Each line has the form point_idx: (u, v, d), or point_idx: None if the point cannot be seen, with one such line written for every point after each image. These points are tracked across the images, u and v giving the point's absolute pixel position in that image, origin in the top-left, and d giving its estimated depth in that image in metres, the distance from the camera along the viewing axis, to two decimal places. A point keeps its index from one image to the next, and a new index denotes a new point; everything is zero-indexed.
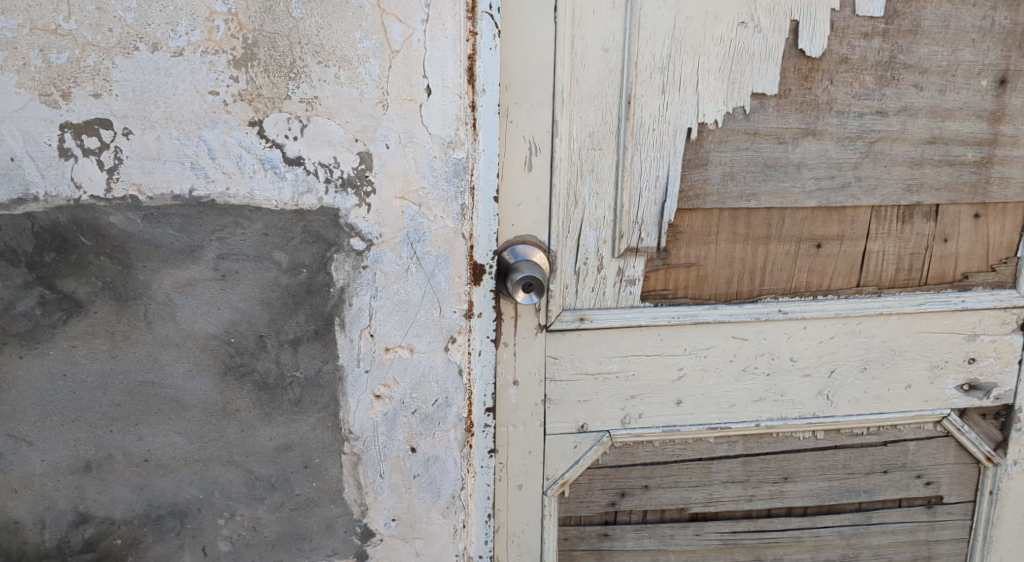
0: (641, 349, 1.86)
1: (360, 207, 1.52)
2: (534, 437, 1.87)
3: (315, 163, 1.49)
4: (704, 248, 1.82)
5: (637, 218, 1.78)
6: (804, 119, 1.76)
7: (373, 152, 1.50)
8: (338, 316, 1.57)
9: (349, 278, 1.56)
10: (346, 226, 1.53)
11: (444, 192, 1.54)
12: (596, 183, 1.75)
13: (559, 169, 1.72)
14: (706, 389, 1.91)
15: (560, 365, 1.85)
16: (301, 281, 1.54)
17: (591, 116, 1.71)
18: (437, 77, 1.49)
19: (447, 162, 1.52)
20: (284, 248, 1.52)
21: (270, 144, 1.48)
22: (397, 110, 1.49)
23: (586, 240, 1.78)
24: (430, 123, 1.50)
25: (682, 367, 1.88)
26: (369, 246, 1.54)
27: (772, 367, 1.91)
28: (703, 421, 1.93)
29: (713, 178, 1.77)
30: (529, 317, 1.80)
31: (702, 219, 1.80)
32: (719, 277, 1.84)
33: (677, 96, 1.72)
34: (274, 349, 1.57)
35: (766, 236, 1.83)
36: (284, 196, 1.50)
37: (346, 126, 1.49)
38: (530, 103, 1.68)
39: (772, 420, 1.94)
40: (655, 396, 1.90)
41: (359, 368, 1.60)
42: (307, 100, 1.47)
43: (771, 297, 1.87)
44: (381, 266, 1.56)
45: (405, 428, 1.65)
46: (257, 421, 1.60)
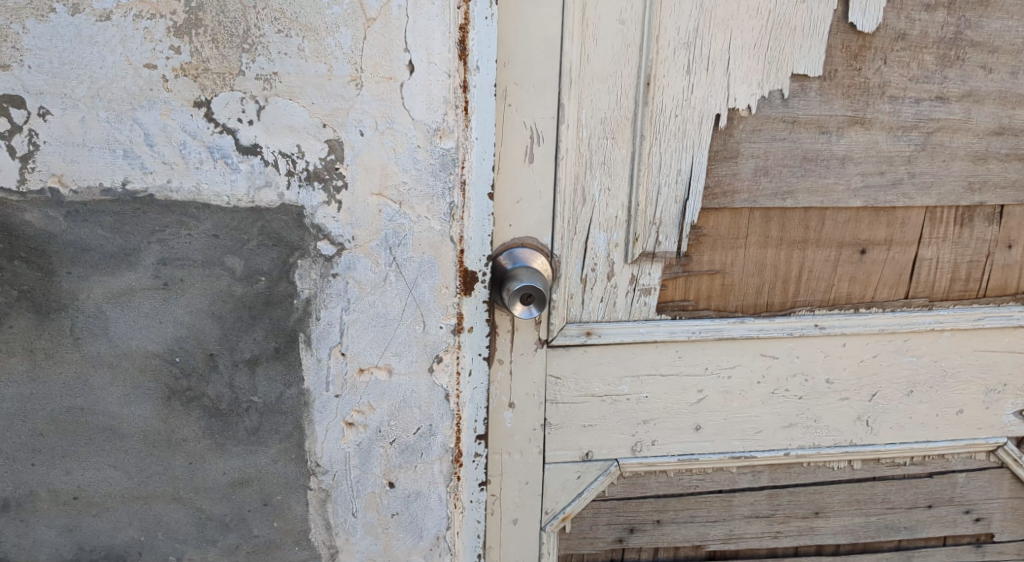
0: (656, 368, 1.63)
1: (329, 205, 1.29)
2: (531, 467, 1.64)
3: (275, 152, 1.25)
4: (731, 253, 1.58)
5: (655, 218, 1.54)
6: (851, 105, 1.51)
7: (344, 140, 1.27)
8: (303, 332, 1.35)
9: (317, 288, 1.33)
10: (312, 227, 1.30)
11: (429, 187, 1.31)
12: (607, 177, 1.51)
13: (564, 160, 1.48)
14: (729, 413, 1.67)
15: (563, 385, 1.61)
16: (259, 291, 1.31)
17: (604, 99, 1.46)
18: (421, 50, 1.25)
19: (433, 154, 1.30)
20: (238, 252, 1.29)
21: (220, 129, 1.23)
22: (372, 90, 1.25)
23: (595, 243, 1.54)
24: (414, 105, 1.27)
25: (703, 388, 1.65)
26: (340, 251, 1.32)
27: (806, 390, 1.67)
28: (725, 449, 1.69)
29: (744, 172, 1.53)
30: (528, 331, 1.56)
31: (730, 219, 1.56)
32: (747, 286, 1.61)
33: (705, 77, 1.47)
34: (227, 370, 1.34)
35: (803, 241, 1.59)
36: (237, 191, 1.26)
37: (311, 108, 1.24)
38: (531, 84, 1.44)
39: (803, 448, 1.71)
40: (671, 421, 1.66)
41: (328, 393, 1.38)
42: (265, 77, 1.22)
43: (806, 309, 1.63)
44: (353, 274, 1.33)
45: (382, 461, 1.43)
46: (207, 452, 1.37)
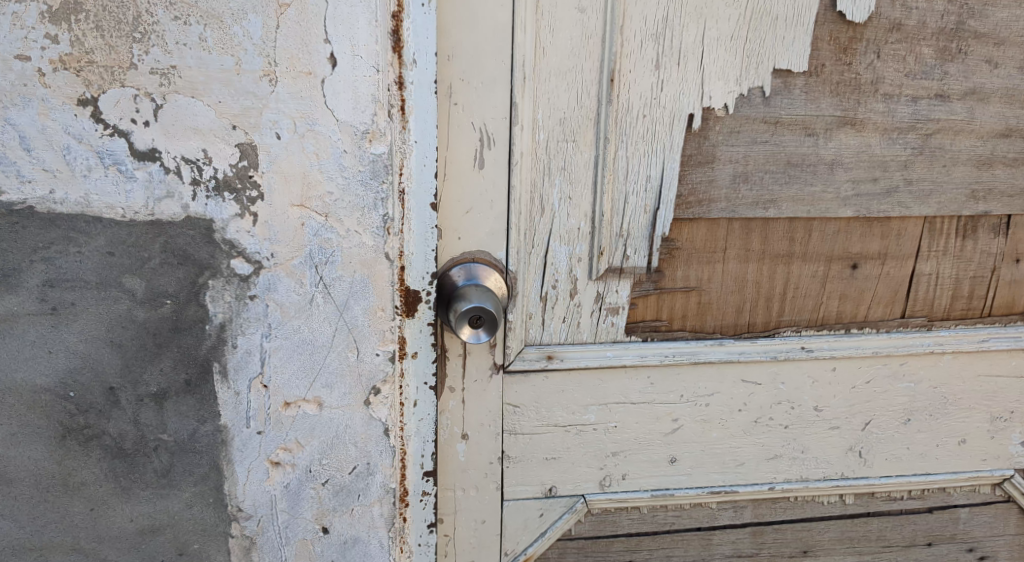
0: (626, 395, 1.47)
1: (242, 217, 1.13)
2: (488, 504, 1.48)
3: (177, 157, 1.10)
4: (708, 268, 1.42)
5: (621, 230, 1.38)
6: (840, 104, 1.35)
7: (259, 143, 1.11)
8: (217, 362, 1.19)
9: (232, 312, 1.17)
10: (224, 243, 1.14)
11: (358, 198, 1.15)
12: (568, 184, 1.34)
13: (518, 166, 1.32)
14: (707, 444, 1.51)
15: (522, 415, 1.45)
16: (165, 315, 1.15)
17: (563, 97, 1.30)
18: (344, 40, 1.10)
19: (362, 160, 1.14)
20: (138, 272, 1.13)
21: (110, 131, 1.08)
22: (288, 86, 1.10)
23: (556, 258, 1.38)
24: (337, 104, 1.12)
25: (678, 417, 1.49)
26: (258, 270, 1.16)
27: (792, 418, 1.51)
28: (704, 484, 1.53)
29: (722, 178, 1.37)
30: (482, 356, 1.40)
31: (706, 230, 1.40)
32: (726, 304, 1.45)
33: (676, 73, 1.31)
34: (131, 406, 1.18)
35: (788, 254, 1.43)
36: (133, 202, 1.11)
37: (217, 107, 1.09)
38: (478, 80, 1.28)
39: (790, 481, 1.55)
40: (643, 453, 1.50)
41: (249, 429, 1.22)
42: (161, 71, 1.07)
43: (792, 330, 1.47)
44: (274, 296, 1.17)
45: (313, 504, 1.27)
46: (111, 497, 1.21)
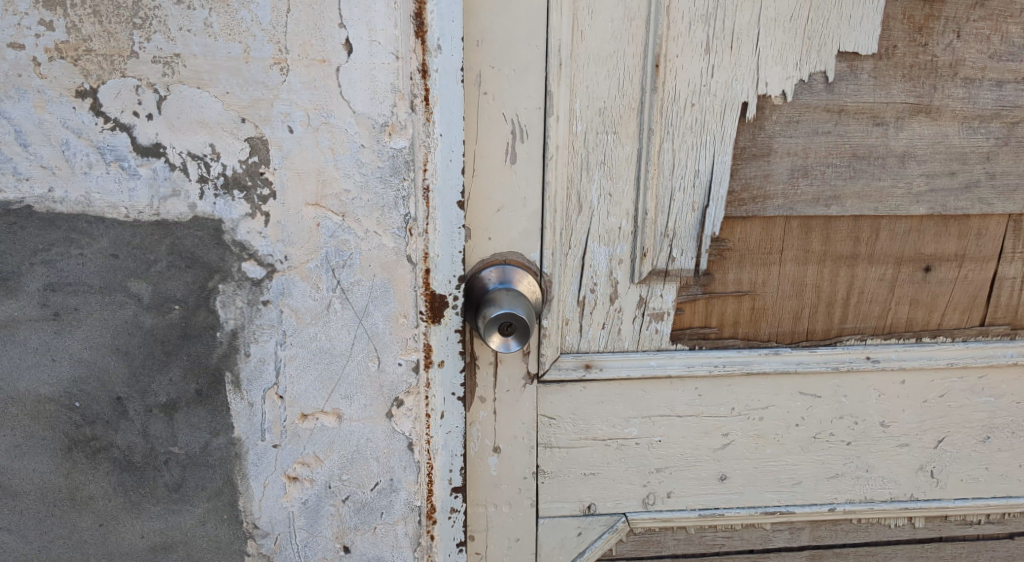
0: (672, 408, 1.36)
1: (252, 217, 1.05)
2: (523, 522, 1.38)
3: (182, 152, 1.03)
4: (763, 270, 1.31)
5: (667, 229, 1.27)
6: (914, 89, 1.22)
7: (269, 137, 1.03)
8: (230, 371, 1.12)
9: (243, 319, 1.10)
10: (234, 245, 1.06)
11: (378, 196, 1.07)
12: (608, 179, 1.24)
13: (553, 160, 1.22)
14: (761, 461, 1.40)
15: (558, 427, 1.36)
16: (172, 322, 1.09)
17: (603, 85, 1.20)
18: (360, 24, 1.01)
19: (381, 154, 1.05)
20: (144, 276, 1.07)
21: (111, 125, 1.02)
22: (301, 75, 1.02)
23: (594, 259, 1.28)
24: (354, 94, 1.03)
25: (728, 432, 1.38)
26: (271, 273, 1.08)
27: (855, 435, 1.39)
28: (757, 503, 1.42)
29: (779, 173, 1.25)
30: (514, 364, 1.31)
31: (762, 230, 1.29)
32: (782, 310, 1.33)
33: (728, 57, 1.19)
34: (139, 416, 1.12)
35: (853, 255, 1.31)
36: (137, 201, 1.04)
37: (225, 98, 1.02)
38: (510, 67, 1.17)
39: (852, 502, 1.42)
40: (690, 470, 1.40)
41: (264, 442, 1.15)
42: (164, 59, 1.00)
43: (855, 339, 1.35)
44: (288, 301, 1.10)
45: (333, 522, 1.19)
46: (121, 512, 1.14)
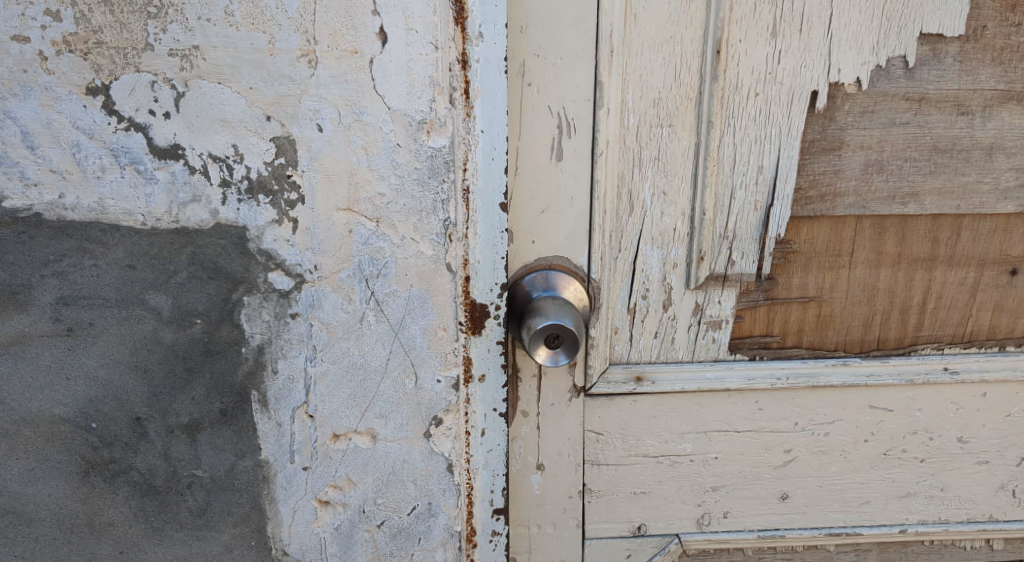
0: (729, 423, 1.27)
1: (279, 223, 0.97)
2: (568, 543, 1.29)
3: (203, 154, 0.95)
4: (832, 274, 1.20)
5: (726, 230, 1.17)
6: (1003, 75, 1.11)
7: (297, 137, 0.95)
8: (256, 390, 1.04)
9: (271, 333, 1.02)
10: (260, 254, 0.98)
11: (416, 199, 0.98)
12: (662, 176, 1.14)
13: (603, 156, 1.11)
14: (825, 479, 1.30)
15: (606, 443, 1.27)
16: (194, 337, 1.01)
17: (658, 74, 1.10)
18: (395, 11, 0.92)
19: (418, 155, 0.96)
20: (163, 288, 0.99)
21: (126, 125, 0.94)
22: (331, 68, 0.93)
23: (646, 263, 1.18)
24: (389, 89, 0.94)
25: (790, 448, 1.28)
26: (300, 284, 1.00)
27: (929, 451, 1.29)
28: (821, 524, 1.32)
29: (850, 168, 1.15)
30: (559, 377, 1.22)
31: (830, 231, 1.18)
32: (852, 317, 1.23)
33: (797, 41, 1.09)
34: (160, 437, 1.04)
35: (931, 257, 1.20)
36: (154, 207, 0.96)
37: (249, 94, 0.93)
38: (557, 55, 1.07)
39: (926, 523, 1.32)
40: (749, 488, 1.30)
41: (293, 465, 1.07)
42: (182, 52, 0.92)
43: (932, 348, 1.25)
44: (318, 314, 1.02)
45: (368, 548, 1.10)
46: (142, 539, 1.07)
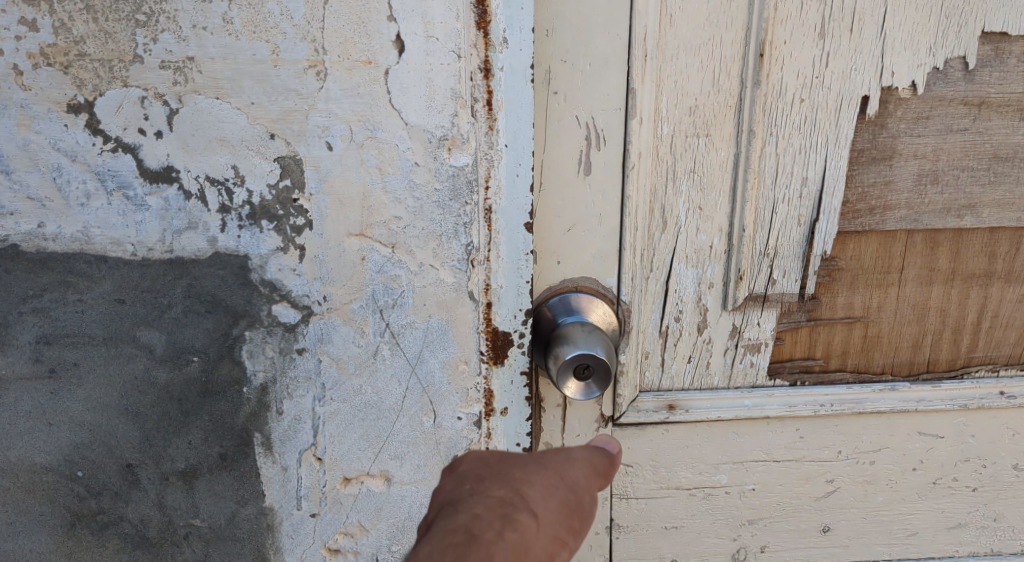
0: (768, 452, 1.18)
1: (285, 251, 0.88)
2: None
3: (198, 177, 0.86)
4: (880, 293, 1.12)
5: (768, 248, 1.07)
6: None
7: (304, 156, 0.86)
8: (260, 432, 0.95)
9: (275, 370, 0.93)
10: (263, 285, 0.90)
11: (434, 223, 0.89)
12: (698, 190, 1.04)
13: (635, 170, 1.02)
14: (870, 510, 1.22)
15: (636, 476, 1.18)
16: (191, 376, 0.92)
17: (696, 80, 1.00)
18: (413, 16, 0.83)
19: (438, 174, 0.87)
20: (156, 323, 0.91)
21: (113, 146, 0.85)
22: (341, 80, 0.84)
23: (681, 283, 1.09)
24: (406, 102, 0.85)
25: (833, 478, 1.20)
26: (307, 317, 0.91)
27: (981, 480, 1.22)
28: (864, 557, 1.24)
29: (903, 179, 1.06)
30: (586, 407, 1.13)
31: (878, 247, 1.09)
32: (900, 338, 1.14)
33: (847, 42, 1.00)
34: (153, 485, 0.95)
35: (987, 273, 1.12)
36: (145, 237, 0.88)
37: (250, 109, 0.85)
38: (586, 60, 0.98)
39: (976, 556, 1.25)
40: (788, 521, 1.22)
41: (300, 511, 0.98)
42: (174, 64, 0.83)
43: (985, 369, 1.17)
44: (328, 349, 0.92)
45: None
46: None
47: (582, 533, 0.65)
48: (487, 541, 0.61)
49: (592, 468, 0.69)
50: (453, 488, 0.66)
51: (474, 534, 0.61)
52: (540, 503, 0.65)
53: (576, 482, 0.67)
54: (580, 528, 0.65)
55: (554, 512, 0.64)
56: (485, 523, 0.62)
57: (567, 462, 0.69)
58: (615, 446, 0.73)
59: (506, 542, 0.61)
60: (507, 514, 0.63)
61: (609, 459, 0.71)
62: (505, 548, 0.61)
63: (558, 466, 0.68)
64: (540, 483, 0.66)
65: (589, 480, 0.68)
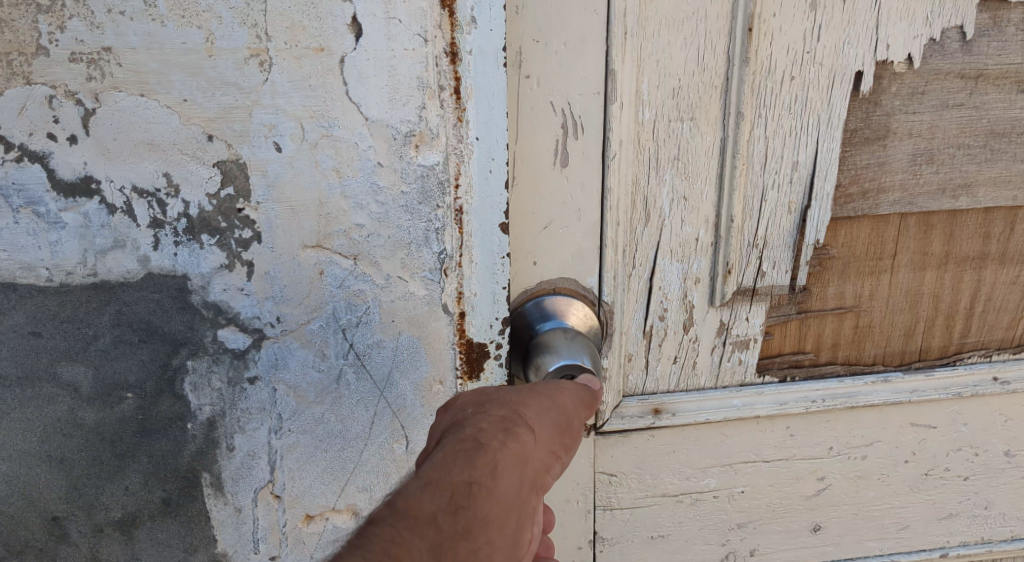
0: (757, 453, 1.11)
1: (230, 269, 0.79)
2: None
3: (122, 188, 0.76)
4: (874, 281, 1.05)
5: (757, 238, 0.99)
6: None
7: (249, 159, 0.77)
8: (208, 472, 0.84)
9: (223, 402, 0.82)
10: (206, 308, 0.80)
11: (400, 230, 0.79)
12: (682, 179, 0.96)
13: (616, 159, 0.92)
14: (861, 506, 1.16)
15: (619, 485, 1.10)
16: (125, 415, 0.82)
17: (679, 58, 0.91)
18: None
19: (405, 175, 0.78)
20: (81, 357, 0.80)
21: (19, 155, 0.75)
22: (287, 71, 0.75)
23: (665, 280, 1.00)
24: (366, 93, 0.76)
25: (824, 475, 1.14)
26: (259, 341, 0.81)
27: (973, 468, 1.17)
28: (855, 554, 1.19)
29: (898, 159, 0.99)
30: None
31: (871, 232, 1.02)
32: (892, 327, 1.08)
33: (839, 13, 0.92)
34: (86, 538, 0.84)
35: (982, 256, 1.06)
36: (63, 259, 0.78)
37: (181, 107, 0.75)
38: (560, 40, 0.88)
39: (967, 546, 1.21)
40: (778, 522, 1.15)
41: (257, 556, 0.87)
42: (88, 55, 0.73)
43: (978, 355, 1.12)
44: (283, 376, 0.82)
45: None
46: None
47: (573, 449, 0.65)
48: (492, 448, 0.60)
49: (581, 398, 0.68)
50: (454, 409, 0.65)
51: (479, 443, 0.61)
52: (537, 418, 0.64)
53: (567, 404, 0.66)
54: (572, 445, 0.65)
55: (551, 428, 0.64)
56: (490, 431, 0.62)
57: (557, 389, 0.67)
58: (595, 386, 0.74)
59: (508, 452, 0.61)
60: (510, 427, 0.62)
61: (592, 390, 0.71)
62: (509, 456, 0.60)
63: (550, 391, 0.67)
64: (536, 402, 0.65)
65: (579, 406, 0.68)
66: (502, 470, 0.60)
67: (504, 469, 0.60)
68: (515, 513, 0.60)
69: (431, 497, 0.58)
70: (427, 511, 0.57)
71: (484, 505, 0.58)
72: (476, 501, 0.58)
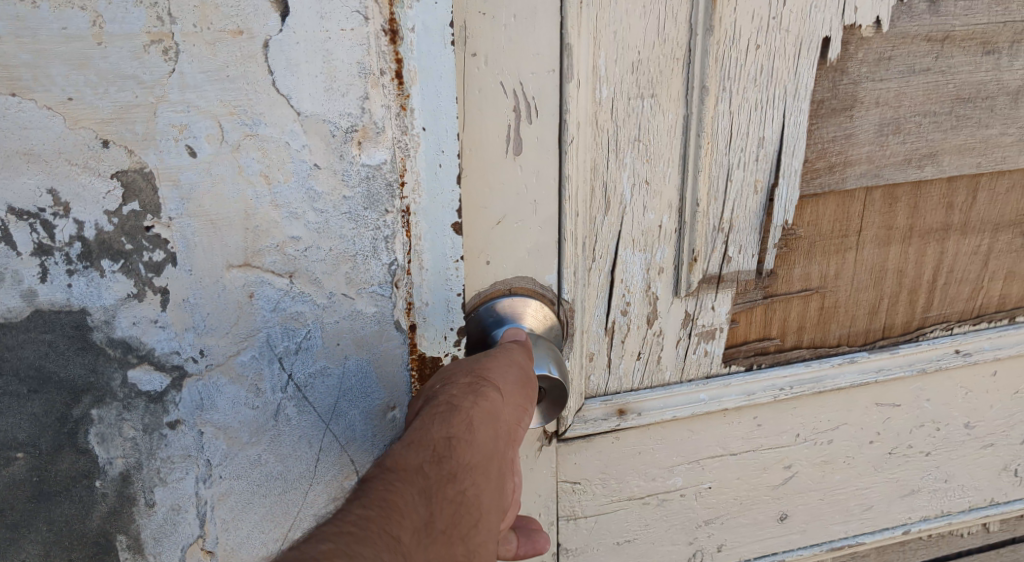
0: (724, 446, 1.05)
1: (140, 298, 0.67)
2: None
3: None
4: (839, 259, 0.99)
5: (722, 222, 0.92)
6: None
7: (155, 168, 0.65)
8: (123, 534, 0.72)
9: (139, 451, 0.70)
10: (113, 345, 0.68)
11: (342, 240, 0.69)
12: (643, 162, 0.87)
13: (574, 144, 0.83)
14: (828, 491, 1.12)
15: (582, 492, 1.02)
16: (18, 477, 0.69)
17: (639, 28, 0.82)
18: None
19: (347, 177, 0.68)
20: None
21: None
22: (196, 61, 0.63)
23: (626, 272, 0.92)
24: (295, 82, 0.65)
25: (791, 464, 1.09)
26: (179, 379, 0.70)
27: (935, 443, 1.14)
28: (822, 539, 1.14)
29: (865, 130, 0.92)
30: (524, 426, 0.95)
31: (837, 208, 0.96)
32: (858, 305, 1.03)
33: None
34: None
35: (945, 227, 1.02)
36: None
37: (65, 109, 0.63)
38: (509, 12, 0.78)
39: (929, 519, 1.18)
40: (745, 515, 1.09)
41: None
42: None
43: (940, 329, 1.08)
44: (210, 415, 0.71)
45: None
46: None
47: (536, 399, 0.66)
48: (465, 408, 0.60)
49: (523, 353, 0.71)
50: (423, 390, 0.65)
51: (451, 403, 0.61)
52: (501, 376, 0.65)
53: (521, 362, 0.69)
54: (534, 395, 0.66)
55: (514, 384, 0.65)
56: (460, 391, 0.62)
57: (507, 350, 0.70)
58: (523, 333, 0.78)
59: (480, 407, 0.61)
60: (478, 385, 0.63)
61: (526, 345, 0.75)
62: (482, 413, 0.60)
63: (505, 354, 0.69)
64: (496, 362, 0.66)
65: (528, 360, 0.70)
66: (478, 423, 0.60)
67: (480, 422, 0.60)
68: (496, 462, 0.59)
69: (414, 453, 0.58)
70: (413, 463, 0.57)
71: (467, 452, 0.58)
72: (458, 450, 0.58)
